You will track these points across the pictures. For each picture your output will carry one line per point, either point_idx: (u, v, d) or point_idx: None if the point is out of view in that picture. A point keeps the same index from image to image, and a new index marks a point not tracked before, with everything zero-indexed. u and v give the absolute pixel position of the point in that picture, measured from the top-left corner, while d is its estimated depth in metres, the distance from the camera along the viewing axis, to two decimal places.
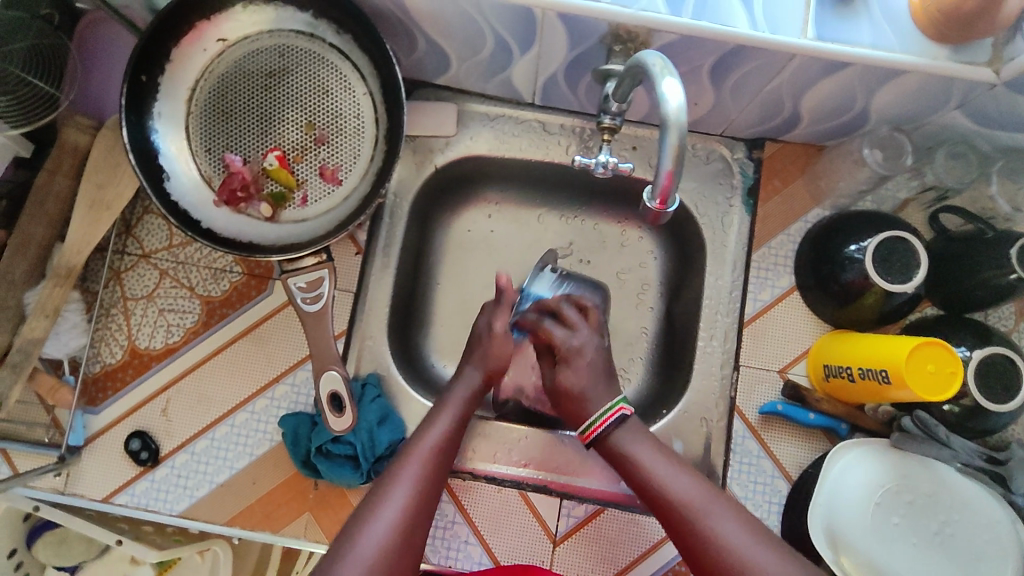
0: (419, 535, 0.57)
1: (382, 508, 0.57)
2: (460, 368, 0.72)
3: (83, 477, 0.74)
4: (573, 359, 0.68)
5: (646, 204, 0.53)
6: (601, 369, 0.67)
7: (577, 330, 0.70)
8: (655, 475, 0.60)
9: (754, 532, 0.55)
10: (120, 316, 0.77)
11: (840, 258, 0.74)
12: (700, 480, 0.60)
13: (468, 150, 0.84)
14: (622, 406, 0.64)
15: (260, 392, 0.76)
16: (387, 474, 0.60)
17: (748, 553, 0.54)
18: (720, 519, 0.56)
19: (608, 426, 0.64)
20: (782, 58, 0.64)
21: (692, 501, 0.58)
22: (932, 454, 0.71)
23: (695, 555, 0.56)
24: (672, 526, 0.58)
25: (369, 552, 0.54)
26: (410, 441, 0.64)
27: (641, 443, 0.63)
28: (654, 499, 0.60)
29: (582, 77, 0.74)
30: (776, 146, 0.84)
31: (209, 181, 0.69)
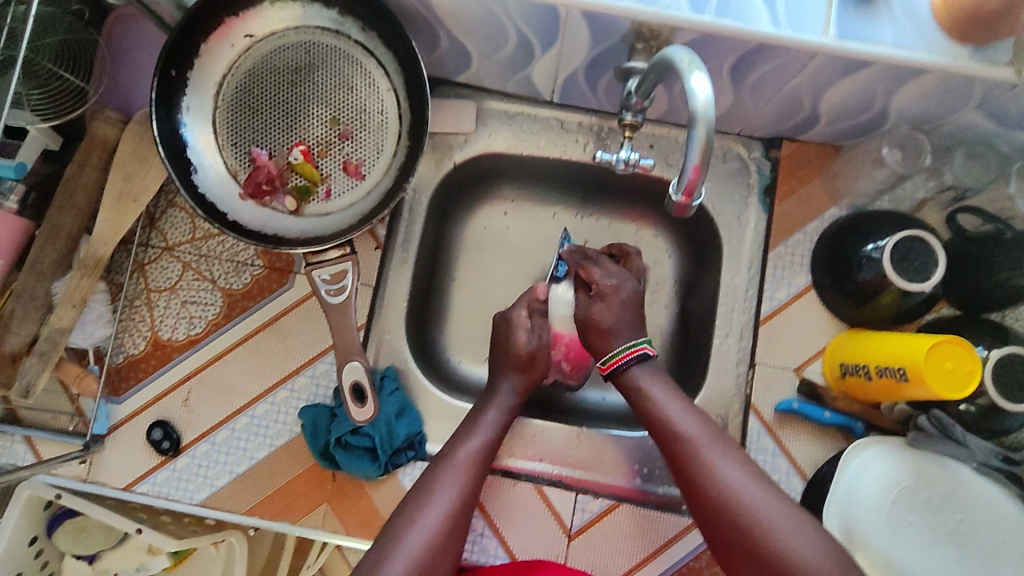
0: (455, 538, 0.62)
1: (422, 515, 0.61)
2: (495, 383, 0.75)
3: (106, 465, 0.75)
4: (609, 296, 0.74)
5: (672, 197, 0.53)
6: (632, 309, 0.73)
7: (615, 272, 0.76)
8: (665, 413, 0.64)
9: (749, 470, 0.59)
10: (144, 308, 0.78)
11: (858, 258, 0.75)
12: (705, 421, 0.63)
13: (486, 148, 0.85)
14: (644, 345, 0.69)
15: (281, 383, 0.77)
16: (427, 483, 0.64)
17: (741, 489, 0.58)
18: (719, 455, 0.60)
19: (628, 362, 0.69)
20: (804, 56, 0.65)
21: (696, 438, 0.62)
22: (948, 453, 0.71)
23: (692, 486, 0.60)
24: (677, 459, 0.62)
25: (409, 558, 0.58)
26: (450, 445, 0.68)
27: (656, 381, 0.68)
28: (663, 435, 0.64)
29: (602, 75, 0.75)
30: (793, 145, 0.84)
31: (235, 174, 0.70)
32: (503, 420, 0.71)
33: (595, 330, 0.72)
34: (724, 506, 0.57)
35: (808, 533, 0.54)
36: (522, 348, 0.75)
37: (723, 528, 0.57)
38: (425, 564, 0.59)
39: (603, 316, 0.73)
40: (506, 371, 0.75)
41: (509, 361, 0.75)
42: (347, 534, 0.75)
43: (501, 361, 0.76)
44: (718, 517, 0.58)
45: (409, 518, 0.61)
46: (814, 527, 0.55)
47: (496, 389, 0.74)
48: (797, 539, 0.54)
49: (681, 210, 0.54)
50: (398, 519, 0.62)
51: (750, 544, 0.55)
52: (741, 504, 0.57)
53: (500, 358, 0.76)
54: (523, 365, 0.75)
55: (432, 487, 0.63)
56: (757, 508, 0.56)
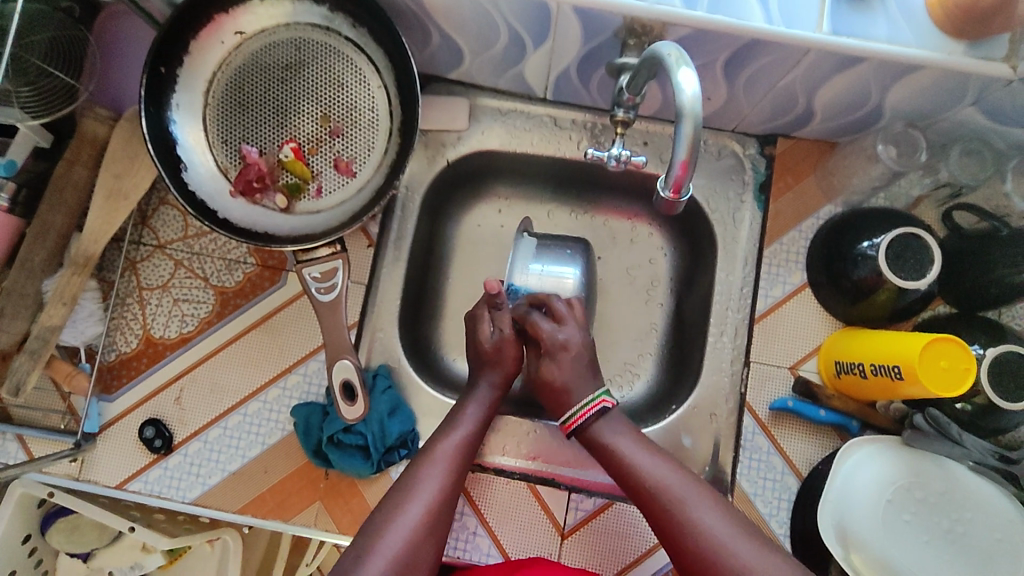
0: (437, 534, 0.62)
1: (403, 510, 0.61)
2: (473, 382, 0.74)
3: (98, 464, 0.75)
4: (559, 355, 0.71)
5: (660, 193, 0.53)
6: (585, 362, 0.72)
7: (565, 324, 0.73)
8: (637, 467, 0.64)
9: (730, 517, 0.59)
10: (136, 306, 0.78)
11: (852, 255, 0.74)
12: (680, 472, 0.63)
13: (479, 145, 0.84)
14: (602, 398, 0.68)
15: (273, 381, 0.77)
16: (409, 480, 0.64)
17: (725, 542, 0.57)
18: (697, 507, 0.59)
19: (590, 417, 0.68)
20: (797, 52, 0.64)
21: (673, 491, 0.61)
22: (943, 452, 0.70)
23: (674, 542, 0.59)
24: (653, 514, 0.61)
25: (390, 552, 0.58)
26: (431, 442, 0.68)
27: (622, 432, 0.67)
28: (637, 488, 0.63)
29: (595, 71, 0.74)
30: (788, 142, 0.84)
31: (226, 171, 0.70)
32: (484, 415, 0.72)
33: (549, 391, 0.71)
34: (710, 559, 0.56)
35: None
36: (486, 345, 0.74)
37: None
38: (407, 559, 0.58)
39: (554, 374, 0.71)
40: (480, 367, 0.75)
41: (480, 359, 0.75)
42: (339, 531, 0.75)
43: (475, 361, 0.76)
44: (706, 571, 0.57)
45: (390, 513, 0.61)
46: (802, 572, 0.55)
47: (475, 388, 0.74)
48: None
49: (670, 207, 0.54)
50: (378, 515, 0.61)
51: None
52: (727, 557, 0.56)
53: (473, 359, 0.76)
54: (493, 360, 0.74)
55: (412, 482, 0.63)
56: (744, 559, 0.55)
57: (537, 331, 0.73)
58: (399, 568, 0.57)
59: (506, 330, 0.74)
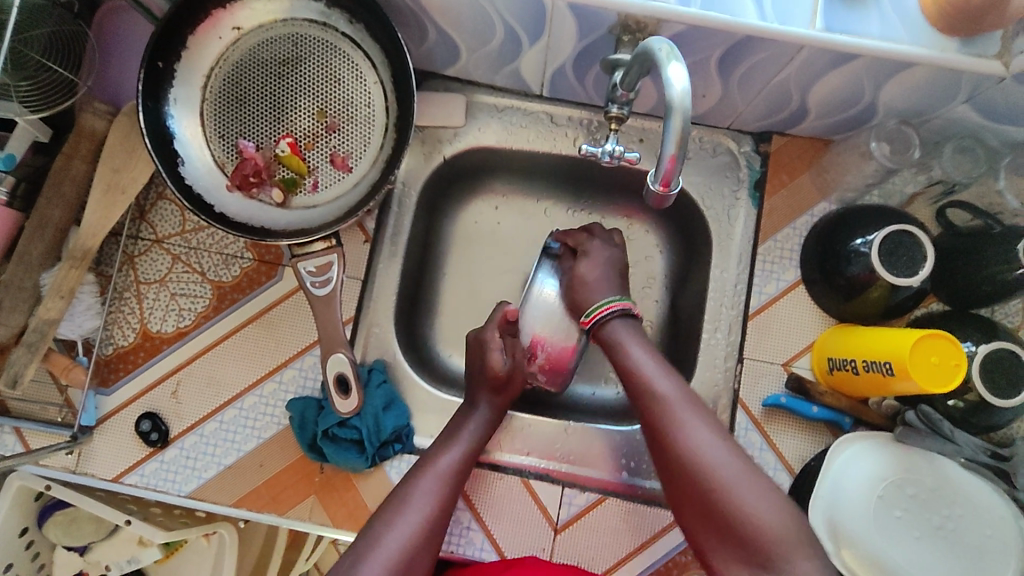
0: (433, 546, 0.62)
1: (402, 518, 0.61)
2: (473, 401, 0.75)
3: (94, 457, 0.76)
4: (592, 254, 0.80)
5: (650, 187, 0.53)
6: (614, 270, 0.79)
7: (596, 244, 0.80)
8: (640, 371, 0.66)
9: (719, 433, 0.60)
10: (133, 300, 0.78)
11: (846, 252, 0.74)
12: (680, 382, 0.65)
13: (475, 142, 0.85)
14: (626, 301, 0.74)
15: (269, 375, 0.77)
16: (406, 489, 0.64)
17: (706, 450, 0.59)
18: (690, 417, 0.61)
19: (609, 314, 0.74)
20: (791, 49, 0.65)
21: (669, 397, 0.63)
22: (936, 449, 0.71)
23: (660, 444, 0.62)
24: (647, 416, 0.64)
25: (387, 559, 0.58)
26: (428, 457, 0.68)
27: (635, 341, 0.70)
28: (636, 390, 0.66)
29: (590, 68, 0.75)
30: (783, 140, 0.84)
31: (222, 166, 0.70)
32: (481, 434, 0.72)
33: (580, 286, 0.79)
34: (689, 463, 0.59)
35: (769, 501, 0.55)
36: (497, 367, 0.74)
37: (686, 485, 0.59)
38: (403, 567, 0.59)
39: (586, 271, 0.79)
40: (482, 389, 0.74)
41: (484, 380, 0.75)
42: (333, 526, 0.75)
43: (476, 378, 0.75)
44: (682, 474, 0.59)
45: (388, 521, 0.61)
46: (776, 493, 0.56)
47: (474, 406, 0.74)
48: (751, 499, 0.55)
49: (660, 201, 0.54)
50: (375, 524, 0.61)
51: (709, 501, 0.57)
52: (706, 465, 0.58)
53: (477, 373, 0.75)
54: (500, 385, 0.74)
55: (410, 493, 0.64)
56: (720, 468, 0.57)
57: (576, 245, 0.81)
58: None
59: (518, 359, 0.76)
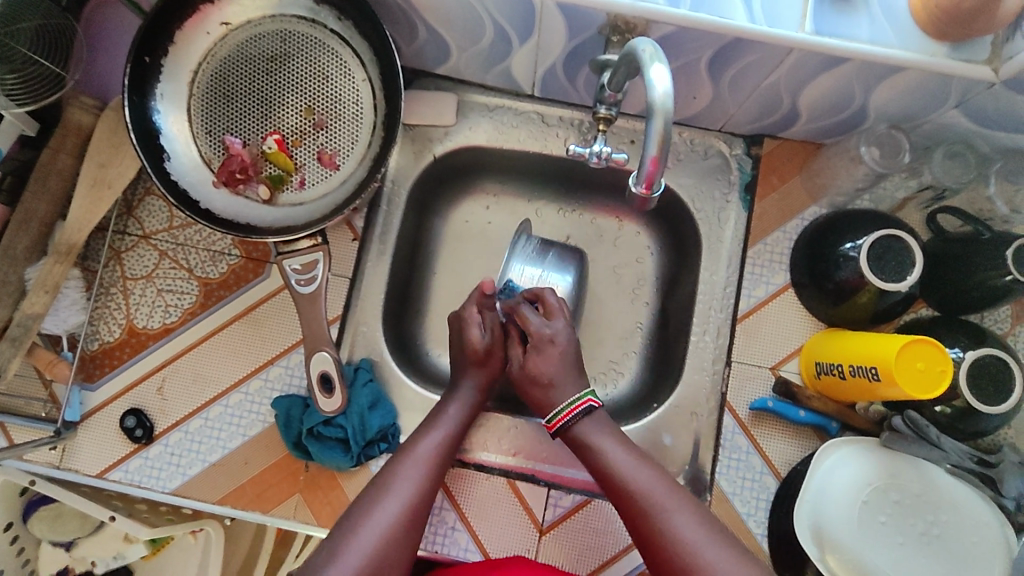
0: (415, 533, 0.61)
1: (380, 507, 0.60)
2: (457, 382, 0.75)
3: (79, 452, 0.75)
4: (546, 348, 0.73)
5: (632, 189, 0.53)
6: (572, 363, 0.73)
7: (552, 321, 0.74)
8: (618, 470, 0.63)
9: (708, 526, 0.58)
10: (119, 295, 0.78)
11: (835, 256, 0.74)
12: (660, 475, 0.63)
13: (466, 141, 0.84)
14: (588, 398, 0.69)
15: (255, 372, 0.77)
16: (385, 478, 0.64)
17: (699, 552, 0.56)
18: (674, 513, 0.59)
19: (576, 416, 0.68)
20: (780, 52, 0.64)
21: (652, 495, 0.61)
22: (921, 455, 0.70)
23: (651, 548, 0.59)
24: (632, 518, 0.61)
25: (365, 549, 0.57)
26: (410, 442, 0.68)
27: (606, 434, 0.67)
28: (618, 492, 0.63)
29: (581, 68, 0.74)
30: (774, 143, 0.84)
31: (209, 162, 0.70)
32: (464, 417, 0.72)
33: (535, 384, 0.72)
34: (685, 566, 0.56)
35: None
36: (477, 345, 0.74)
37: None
38: (383, 555, 0.58)
39: (541, 369, 0.72)
40: (465, 368, 0.75)
41: (466, 359, 0.75)
42: (317, 525, 0.74)
43: (459, 361, 0.76)
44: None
45: (366, 510, 0.60)
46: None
47: (458, 387, 0.74)
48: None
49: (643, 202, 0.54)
50: (354, 512, 0.61)
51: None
52: (701, 568, 0.56)
53: (459, 358, 0.76)
54: (480, 361, 0.75)
55: (390, 482, 0.63)
56: (717, 570, 0.55)
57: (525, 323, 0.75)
58: (375, 565, 0.57)
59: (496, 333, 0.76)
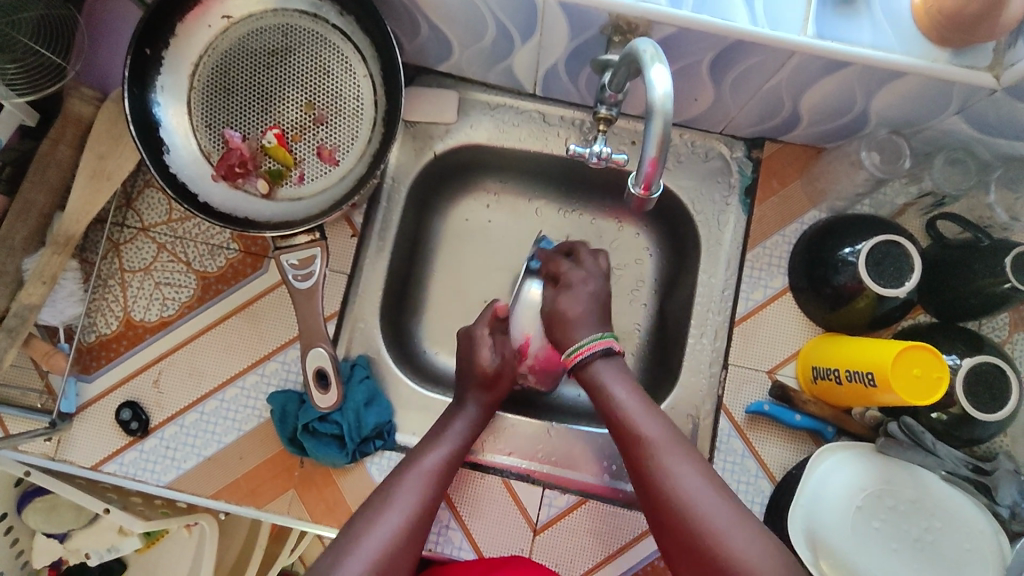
0: (416, 544, 0.61)
1: (383, 518, 0.60)
2: (461, 400, 0.74)
3: (74, 444, 0.75)
4: (576, 288, 0.74)
5: (631, 190, 0.52)
6: (599, 300, 0.74)
7: (585, 267, 0.77)
8: (627, 413, 0.63)
9: (708, 477, 0.58)
10: (117, 287, 0.78)
11: (833, 261, 0.74)
12: (668, 424, 0.62)
13: (467, 139, 0.84)
14: (608, 340, 0.68)
15: (252, 367, 0.77)
16: (387, 489, 0.63)
17: (697, 499, 0.56)
18: (679, 461, 0.59)
19: (592, 355, 0.68)
20: (782, 55, 0.64)
21: (657, 442, 0.61)
22: (916, 461, 0.71)
23: (650, 491, 0.59)
24: (636, 462, 0.61)
25: (367, 558, 0.57)
26: (413, 455, 0.67)
27: (618, 380, 0.66)
28: (625, 433, 0.63)
29: (583, 68, 0.74)
30: (775, 146, 0.84)
31: (208, 156, 0.69)
32: (467, 433, 0.72)
33: (559, 319, 0.73)
34: (681, 513, 0.56)
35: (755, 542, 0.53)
36: (485, 362, 0.74)
37: (678, 535, 0.56)
38: (385, 564, 0.58)
39: (568, 306, 0.73)
40: (469, 388, 0.74)
41: (472, 377, 0.75)
42: (311, 520, 0.74)
43: (464, 379, 0.75)
44: (676, 525, 0.56)
45: (370, 520, 0.60)
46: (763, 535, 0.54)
47: (462, 405, 0.74)
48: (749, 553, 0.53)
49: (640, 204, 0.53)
50: (358, 522, 0.60)
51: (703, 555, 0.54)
52: (696, 514, 0.56)
53: (464, 375, 0.75)
54: (487, 382, 0.74)
55: (392, 494, 0.63)
56: (712, 518, 0.55)
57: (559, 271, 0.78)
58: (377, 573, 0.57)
59: (506, 355, 0.76)
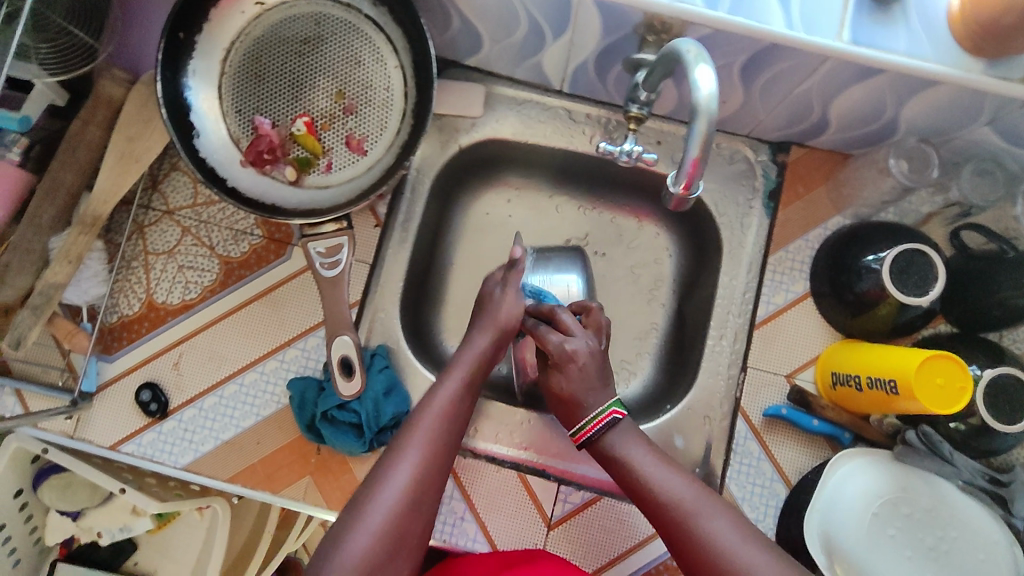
0: (426, 505, 0.56)
1: (388, 484, 0.55)
2: (469, 334, 0.69)
3: (93, 422, 0.76)
4: (566, 367, 0.65)
5: (670, 189, 0.52)
6: (598, 375, 0.65)
7: (572, 334, 0.68)
8: (647, 477, 0.59)
9: (745, 530, 0.54)
10: (141, 269, 0.78)
11: (857, 267, 0.74)
12: (693, 480, 0.58)
13: (493, 133, 0.84)
14: (613, 410, 0.62)
15: (271, 354, 0.77)
16: (394, 446, 0.58)
17: (740, 556, 0.52)
18: (713, 519, 0.55)
19: (602, 429, 0.62)
20: (815, 59, 0.64)
21: (686, 503, 0.56)
22: (933, 470, 0.71)
23: (689, 558, 0.55)
24: (667, 529, 0.57)
25: (374, 531, 0.53)
26: (421, 402, 0.62)
27: (634, 442, 0.62)
28: (651, 503, 0.58)
29: (613, 66, 0.74)
30: (801, 151, 0.83)
31: (237, 142, 0.69)
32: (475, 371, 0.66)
33: (561, 405, 0.66)
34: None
35: None
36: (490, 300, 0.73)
37: None
38: (394, 536, 0.54)
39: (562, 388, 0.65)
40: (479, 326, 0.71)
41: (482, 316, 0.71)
42: (327, 508, 0.75)
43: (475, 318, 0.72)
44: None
45: (374, 486, 0.55)
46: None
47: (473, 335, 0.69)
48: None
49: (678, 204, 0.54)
50: (362, 489, 0.56)
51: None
52: (744, 573, 0.52)
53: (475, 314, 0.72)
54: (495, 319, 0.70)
55: (397, 452, 0.58)
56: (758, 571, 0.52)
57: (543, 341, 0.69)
58: (385, 545, 0.53)
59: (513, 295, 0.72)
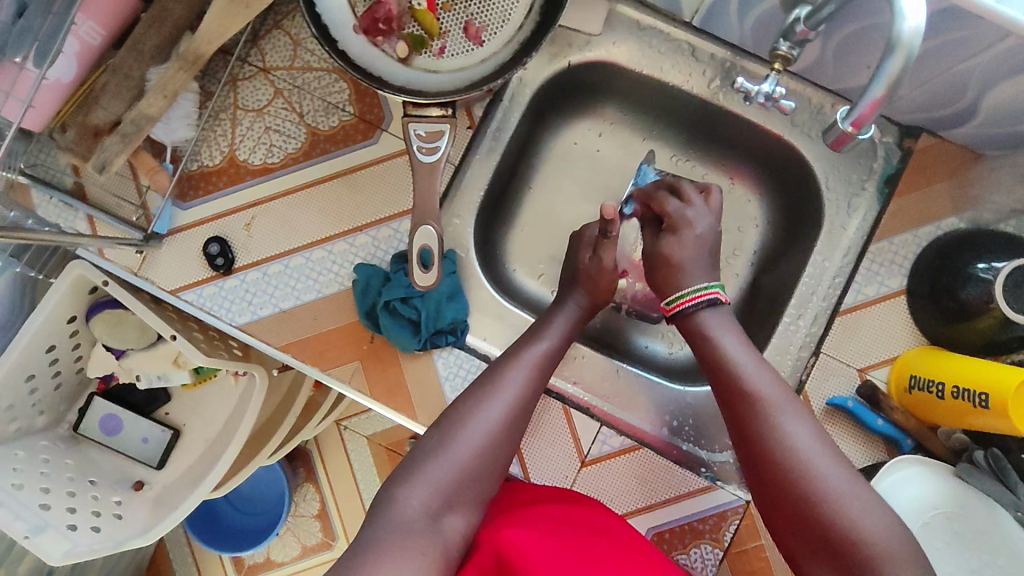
0: (515, 437, 0.61)
1: (487, 406, 0.60)
2: (562, 299, 0.74)
3: (158, 264, 0.76)
4: (684, 230, 0.70)
5: (838, 123, 0.54)
6: (708, 246, 0.70)
7: (694, 204, 0.73)
8: (735, 363, 0.59)
9: (822, 437, 0.55)
10: (227, 123, 0.76)
11: (963, 273, 0.68)
12: (777, 377, 0.59)
13: (606, 56, 0.79)
14: (715, 290, 0.66)
15: (341, 236, 0.76)
16: (492, 377, 0.63)
17: (812, 458, 0.53)
18: (792, 420, 0.55)
19: (698, 305, 0.65)
20: (995, 35, 0.58)
21: (770, 397, 0.57)
22: (993, 495, 0.66)
23: (753, 445, 0.56)
24: (741, 414, 0.57)
25: (472, 449, 0.57)
26: (519, 346, 0.67)
27: (725, 326, 0.63)
28: (728, 384, 0.59)
29: (756, 6, 0.68)
30: (932, 140, 0.77)
31: (353, 6, 0.66)
32: (569, 328, 0.71)
33: (664, 264, 0.69)
34: (795, 475, 0.53)
35: (877, 515, 0.51)
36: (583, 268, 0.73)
37: (786, 498, 0.53)
38: (485, 457, 0.58)
39: (674, 249, 0.69)
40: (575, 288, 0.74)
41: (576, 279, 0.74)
42: (371, 396, 0.75)
43: (569, 282, 0.75)
44: (788, 493, 0.53)
45: (473, 407, 0.60)
46: (877, 500, 0.52)
47: (562, 303, 0.73)
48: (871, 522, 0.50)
49: (843, 140, 0.54)
50: (459, 409, 0.60)
51: (817, 518, 0.52)
52: (814, 478, 0.52)
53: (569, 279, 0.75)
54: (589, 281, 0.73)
55: (497, 381, 0.62)
56: (832, 486, 0.52)
57: (664, 206, 0.74)
58: (478, 462, 0.57)
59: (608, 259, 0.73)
